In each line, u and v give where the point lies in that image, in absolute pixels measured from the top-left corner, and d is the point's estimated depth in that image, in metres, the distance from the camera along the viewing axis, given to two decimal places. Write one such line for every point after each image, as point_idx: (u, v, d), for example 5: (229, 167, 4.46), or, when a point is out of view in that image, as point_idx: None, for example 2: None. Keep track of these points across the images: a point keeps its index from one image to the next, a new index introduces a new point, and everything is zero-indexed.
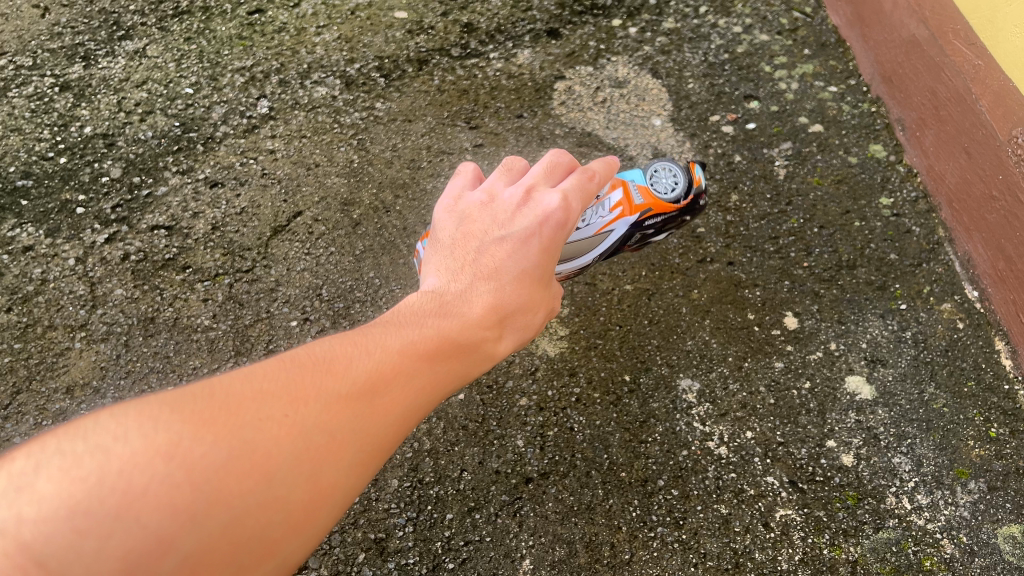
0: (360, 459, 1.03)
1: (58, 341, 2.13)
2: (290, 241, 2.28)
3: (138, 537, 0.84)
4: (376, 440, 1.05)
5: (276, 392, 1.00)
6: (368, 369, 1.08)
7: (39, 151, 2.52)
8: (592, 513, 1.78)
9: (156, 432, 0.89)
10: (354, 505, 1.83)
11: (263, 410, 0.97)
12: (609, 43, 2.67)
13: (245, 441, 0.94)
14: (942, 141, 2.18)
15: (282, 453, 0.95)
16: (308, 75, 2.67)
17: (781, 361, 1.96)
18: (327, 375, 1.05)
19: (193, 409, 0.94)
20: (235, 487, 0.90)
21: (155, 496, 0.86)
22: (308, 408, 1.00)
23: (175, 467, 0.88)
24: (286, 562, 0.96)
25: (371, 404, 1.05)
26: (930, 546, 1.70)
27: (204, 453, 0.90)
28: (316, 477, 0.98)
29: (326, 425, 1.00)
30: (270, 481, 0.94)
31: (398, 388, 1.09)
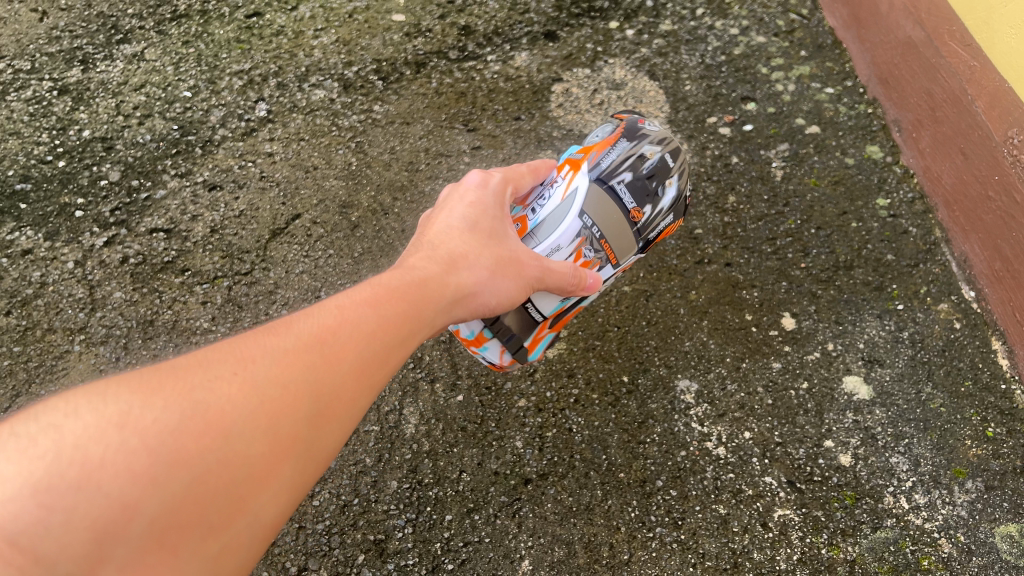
0: (319, 410, 1.06)
1: (58, 344, 2.13)
2: (289, 243, 2.28)
3: (100, 505, 0.88)
4: (332, 387, 1.08)
5: (221, 356, 1.04)
6: (313, 327, 1.12)
7: (38, 154, 2.52)
8: (591, 514, 1.78)
9: (105, 406, 0.94)
10: (354, 507, 1.84)
11: (210, 372, 1.01)
12: (606, 45, 2.68)
13: (197, 401, 0.98)
14: (939, 142, 2.19)
15: (237, 410, 0.99)
16: (306, 78, 2.68)
17: (779, 362, 1.97)
18: (271, 336, 1.09)
19: (140, 381, 0.99)
20: (193, 446, 0.94)
21: (112, 463, 0.90)
22: (255, 364, 1.04)
23: (128, 434, 0.92)
24: (263, 518, 0.99)
25: (320, 355, 1.09)
26: (928, 546, 1.70)
27: (155, 418, 0.95)
28: (276, 429, 1.01)
29: (276, 378, 1.04)
30: (229, 438, 0.97)
31: (346, 338, 1.13)
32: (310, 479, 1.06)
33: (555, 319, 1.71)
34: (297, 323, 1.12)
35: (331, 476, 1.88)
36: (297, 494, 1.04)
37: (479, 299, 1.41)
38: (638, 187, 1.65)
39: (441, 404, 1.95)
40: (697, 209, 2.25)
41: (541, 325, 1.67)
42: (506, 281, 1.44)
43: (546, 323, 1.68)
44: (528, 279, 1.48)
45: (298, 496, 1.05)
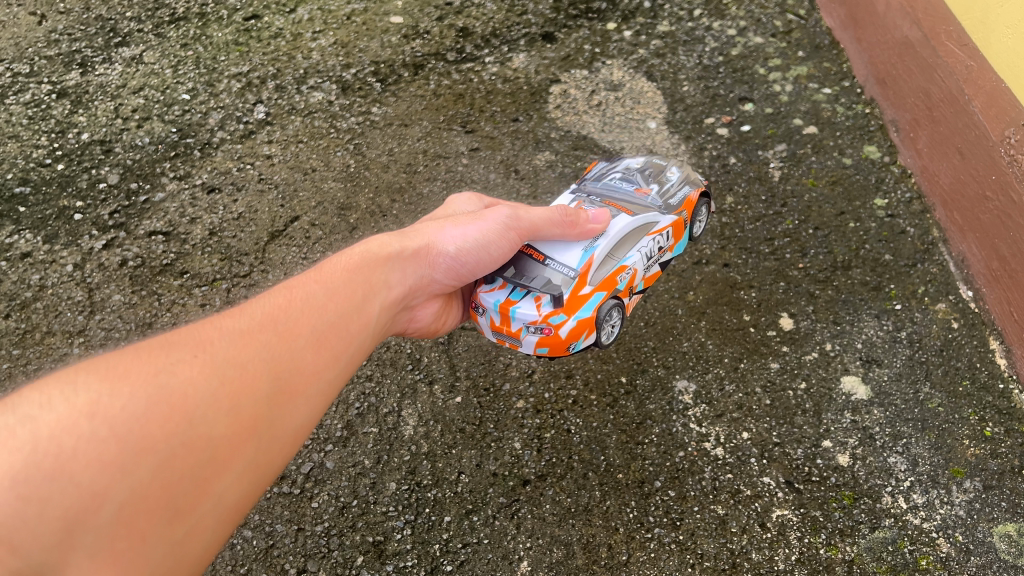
0: (277, 387, 1.12)
1: (56, 347, 2.12)
2: (287, 246, 2.27)
3: (73, 495, 0.89)
4: (284, 365, 1.15)
5: (178, 344, 1.09)
6: (261, 315, 1.20)
7: (37, 158, 2.53)
8: (589, 515, 1.77)
9: (76, 395, 0.96)
10: (353, 508, 1.84)
11: (171, 358, 1.05)
12: (604, 47, 2.68)
13: (161, 386, 1.01)
14: (936, 142, 2.19)
15: (199, 393, 1.03)
16: (305, 80, 2.68)
17: (776, 362, 1.97)
18: (223, 325, 1.15)
19: (104, 370, 1.01)
20: (158, 432, 0.97)
21: (84, 452, 0.91)
22: (213, 349, 1.09)
23: (98, 423, 0.94)
24: (226, 502, 1.02)
25: (273, 336, 1.17)
26: (926, 545, 1.69)
27: (123, 404, 0.97)
28: (236, 410, 1.05)
29: (234, 360, 1.09)
30: (192, 421, 1.00)
31: (291, 320, 1.21)
32: (272, 457, 1.10)
33: (598, 278, 1.71)
34: (248, 313, 1.20)
35: (329, 478, 1.89)
36: (259, 478, 1.08)
37: (438, 253, 1.57)
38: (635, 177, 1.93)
39: (440, 406, 1.96)
40: None
41: (581, 278, 1.67)
42: (465, 230, 1.59)
43: (585, 276, 1.68)
44: (496, 220, 1.61)
45: (261, 481, 1.08)
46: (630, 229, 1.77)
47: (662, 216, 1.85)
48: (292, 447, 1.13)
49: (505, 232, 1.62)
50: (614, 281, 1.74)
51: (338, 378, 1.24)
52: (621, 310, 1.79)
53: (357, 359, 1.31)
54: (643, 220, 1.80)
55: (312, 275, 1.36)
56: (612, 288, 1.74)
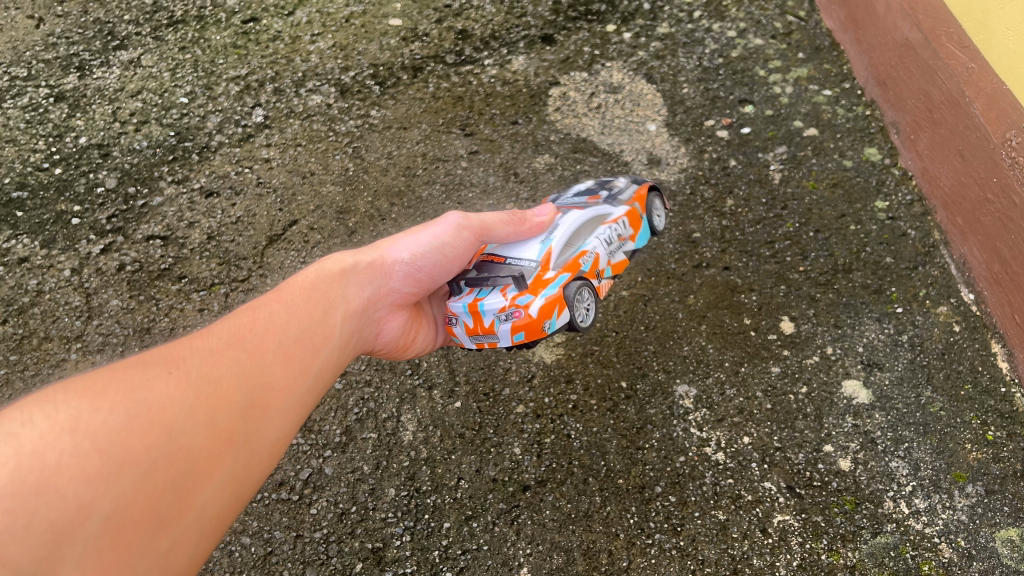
0: (252, 400, 1.12)
1: (54, 352, 2.11)
2: (286, 250, 2.26)
3: (59, 507, 0.87)
4: (257, 379, 1.15)
5: (151, 362, 1.08)
6: (229, 331, 1.20)
7: (35, 162, 2.52)
8: (590, 521, 1.76)
9: (56, 412, 0.95)
10: (352, 514, 1.83)
11: (146, 375, 1.05)
12: (604, 49, 2.68)
13: (138, 402, 1.00)
14: (936, 144, 2.19)
15: (177, 407, 1.02)
16: (303, 83, 2.67)
17: (778, 366, 1.96)
18: (194, 342, 1.15)
19: (82, 390, 1.00)
20: (139, 445, 0.96)
21: (68, 467, 0.90)
22: (187, 364, 1.09)
23: (80, 438, 0.93)
24: (210, 515, 1.01)
25: (243, 351, 1.17)
26: (928, 551, 1.68)
27: (103, 421, 0.96)
28: (214, 422, 1.05)
29: (207, 374, 1.09)
30: (171, 433, 1.00)
31: (260, 335, 1.22)
32: (252, 471, 1.08)
33: (560, 262, 1.71)
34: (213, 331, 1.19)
35: (328, 484, 1.88)
36: (241, 491, 1.06)
37: (392, 262, 1.58)
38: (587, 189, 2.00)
39: (439, 411, 1.95)
40: (695, 213, 2.25)
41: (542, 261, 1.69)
42: (416, 238, 1.62)
43: (546, 262, 1.69)
44: (448, 222, 1.66)
45: (243, 495, 1.07)
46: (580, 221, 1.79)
47: (614, 207, 1.89)
48: (270, 460, 1.12)
49: (460, 231, 1.66)
50: (578, 263, 1.74)
51: (311, 390, 1.24)
52: (593, 294, 1.77)
53: (328, 375, 1.31)
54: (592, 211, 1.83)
55: (273, 296, 1.35)
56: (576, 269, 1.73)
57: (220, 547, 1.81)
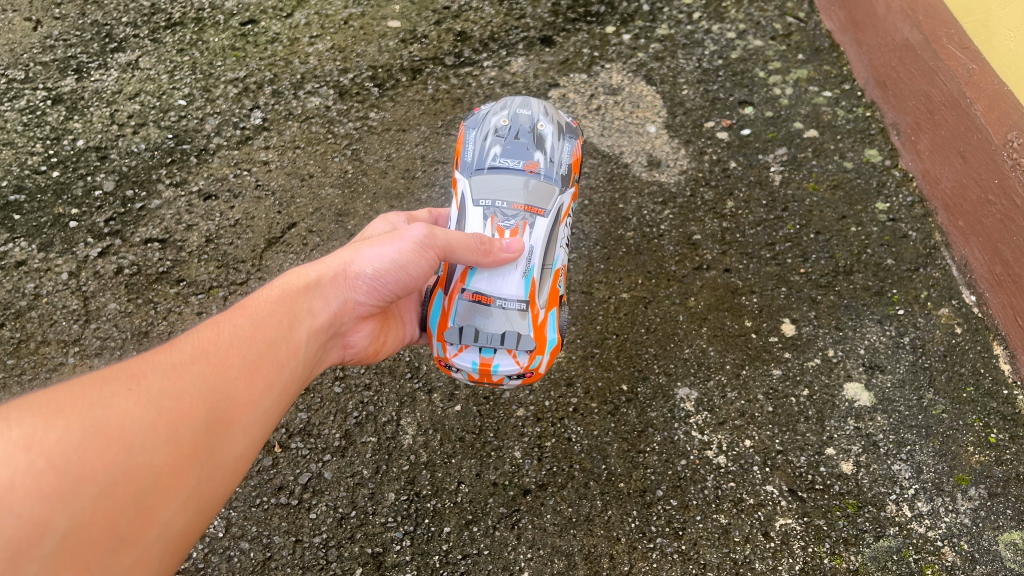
0: (215, 416, 1.15)
1: (52, 357, 2.10)
2: (284, 253, 2.26)
3: (14, 525, 0.91)
4: (221, 395, 1.18)
5: (111, 376, 1.11)
6: (194, 344, 1.22)
7: (32, 164, 2.51)
8: (591, 525, 1.75)
9: (11, 430, 0.98)
10: (351, 519, 1.82)
11: (106, 391, 1.08)
12: (603, 50, 2.67)
13: (96, 419, 1.03)
14: (937, 145, 2.18)
15: (135, 425, 1.06)
16: (302, 85, 2.67)
17: (779, 369, 1.95)
18: (156, 356, 1.17)
19: (40, 406, 1.03)
20: (97, 463, 1.00)
21: (22, 483, 0.93)
22: (147, 380, 1.12)
23: (35, 455, 0.96)
24: (167, 530, 1.07)
25: (209, 365, 1.19)
26: (931, 554, 1.68)
27: (60, 437, 0.99)
28: (175, 439, 1.09)
29: (169, 390, 1.12)
30: (130, 452, 1.04)
31: (226, 348, 1.24)
32: (212, 487, 1.14)
33: (544, 298, 1.65)
34: (180, 342, 1.21)
35: (328, 488, 1.86)
36: (201, 504, 1.12)
37: (355, 275, 1.53)
38: (514, 153, 1.74)
39: (439, 414, 1.94)
40: (695, 215, 2.25)
41: (532, 307, 1.62)
42: (383, 250, 1.55)
43: (534, 302, 1.62)
44: (412, 237, 1.56)
45: (203, 508, 1.13)
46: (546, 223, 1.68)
47: (562, 191, 1.74)
48: (232, 474, 1.18)
49: (422, 249, 1.56)
50: (554, 285, 1.68)
51: (275, 405, 1.27)
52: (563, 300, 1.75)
53: (293, 387, 1.34)
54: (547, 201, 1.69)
55: (239, 308, 1.35)
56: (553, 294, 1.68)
57: (219, 552, 1.80)
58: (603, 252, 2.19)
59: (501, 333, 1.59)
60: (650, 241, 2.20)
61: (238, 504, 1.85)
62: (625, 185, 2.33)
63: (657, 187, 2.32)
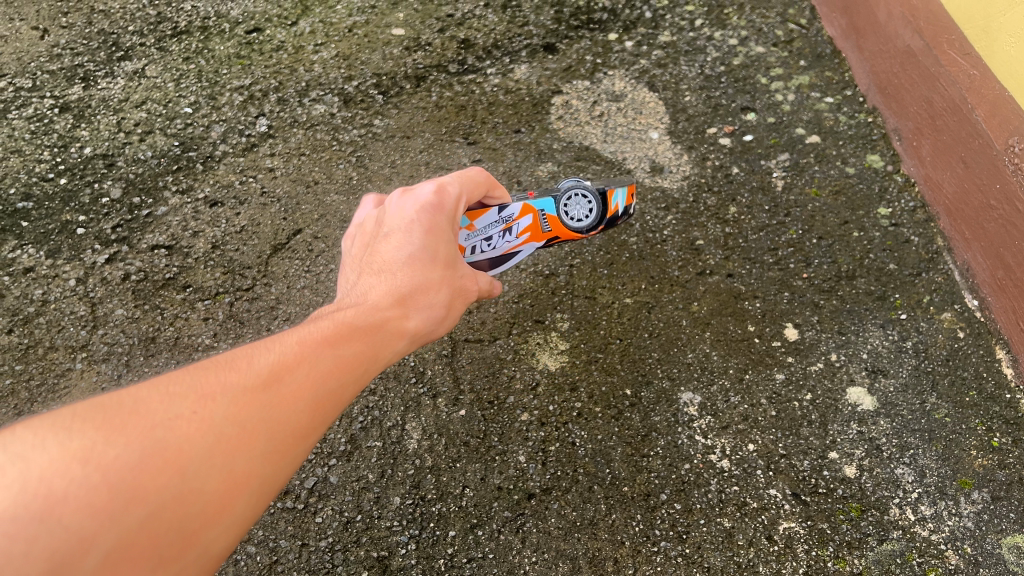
0: (275, 447, 1.05)
1: (60, 362, 2.11)
2: (290, 258, 2.27)
3: (61, 537, 0.87)
4: (288, 426, 1.07)
5: (180, 393, 1.03)
6: (269, 364, 1.10)
7: (40, 172, 2.52)
8: (595, 529, 1.76)
9: (69, 439, 0.93)
10: (357, 523, 1.82)
11: (170, 410, 1.01)
12: (606, 57, 2.69)
13: (157, 439, 0.97)
14: (938, 151, 2.19)
15: (194, 451, 0.99)
16: (307, 93, 2.69)
17: (782, 373, 1.96)
18: (228, 372, 1.08)
19: (102, 417, 0.97)
20: (150, 483, 0.94)
21: (76, 498, 0.89)
22: (215, 403, 1.03)
23: (92, 469, 0.91)
24: (211, 554, 0.98)
25: (278, 395, 1.07)
26: (934, 558, 1.68)
27: (119, 455, 0.94)
28: (229, 466, 1.01)
29: (233, 417, 1.03)
30: (184, 475, 0.97)
31: (302, 376, 1.11)
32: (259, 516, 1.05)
33: None
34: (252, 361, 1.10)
35: (333, 492, 1.87)
36: (247, 530, 1.04)
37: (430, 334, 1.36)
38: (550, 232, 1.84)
39: (443, 419, 1.95)
40: (698, 220, 2.26)
41: None
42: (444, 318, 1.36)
43: None
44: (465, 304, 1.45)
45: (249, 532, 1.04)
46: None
47: None
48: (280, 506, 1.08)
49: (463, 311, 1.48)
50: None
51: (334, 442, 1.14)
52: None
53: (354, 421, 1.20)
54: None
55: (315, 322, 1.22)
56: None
57: (226, 556, 1.80)
58: (606, 257, 2.20)
59: None
60: (653, 247, 2.21)
61: None
62: None
63: (660, 193, 2.33)
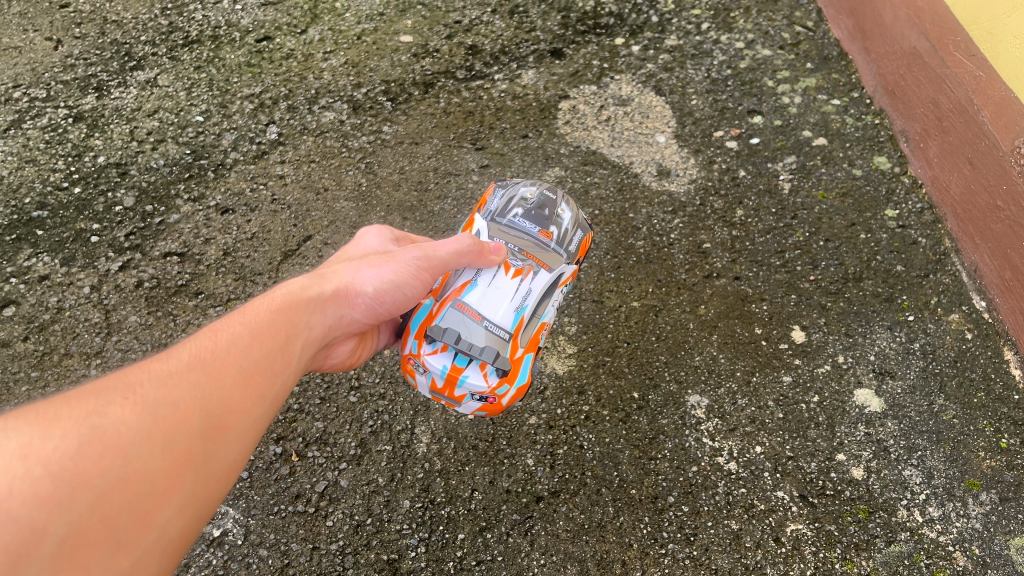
0: (209, 424, 1.10)
1: (74, 369, 2.13)
2: (300, 265, 2.30)
3: (13, 530, 0.85)
4: (219, 403, 1.13)
5: (108, 384, 1.06)
6: (190, 352, 1.16)
7: (54, 181, 2.55)
8: (603, 531, 1.77)
9: (6, 439, 0.92)
10: (367, 526, 1.83)
11: (102, 399, 1.03)
12: (613, 62, 2.70)
13: (94, 426, 0.98)
14: (946, 152, 2.20)
15: (133, 432, 1.01)
16: (316, 100, 2.72)
17: (789, 376, 1.97)
18: (152, 362, 1.12)
19: (35, 414, 0.97)
20: (93, 468, 0.95)
21: (21, 491, 0.88)
22: (144, 388, 1.06)
23: (33, 463, 0.91)
24: (165, 533, 1.02)
25: (204, 376, 1.13)
26: (942, 559, 1.68)
27: (58, 445, 0.94)
28: (170, 445, 1.04)
29: (166, 398, 1.07)
30: (127, 457, 0.99)
31: (224, 356, 1.18)
32: (208, 491, 1.09)
33: (524, 340, 1.66)
34: (174, 351, 1.15)
35: (343, 496, 1.88)
36: (197, 505, 1.08)
37: (356, 292, 1.50)
38: (534, 219, 1.77)
39: (453, 423, 1.97)
40: (705, 223, 2.27)
41: (512, 339, 1.62)
42: (380, 269, 1.53)
43: (516, 338, 1.63)
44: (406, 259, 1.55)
45: (200, 506, 1.08)
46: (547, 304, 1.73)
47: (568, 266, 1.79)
48: (225, 481, 1.13)
49: (415, 264, 1.55)
50: (538, 338, 1.71)
51: (264, 417, 1.21)
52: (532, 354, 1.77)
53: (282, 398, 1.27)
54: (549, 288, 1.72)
55: (230, 319, 1.27)
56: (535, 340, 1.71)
57: (238, 560, 1.82)
58: (613, 261, 2.21)
59: (485, 346, 1.57)
60: (660, 250, 2.22)
61: (258, 512, 1.87)
62: (635, 196, 2.35)
63: (667, 196, 2.34)
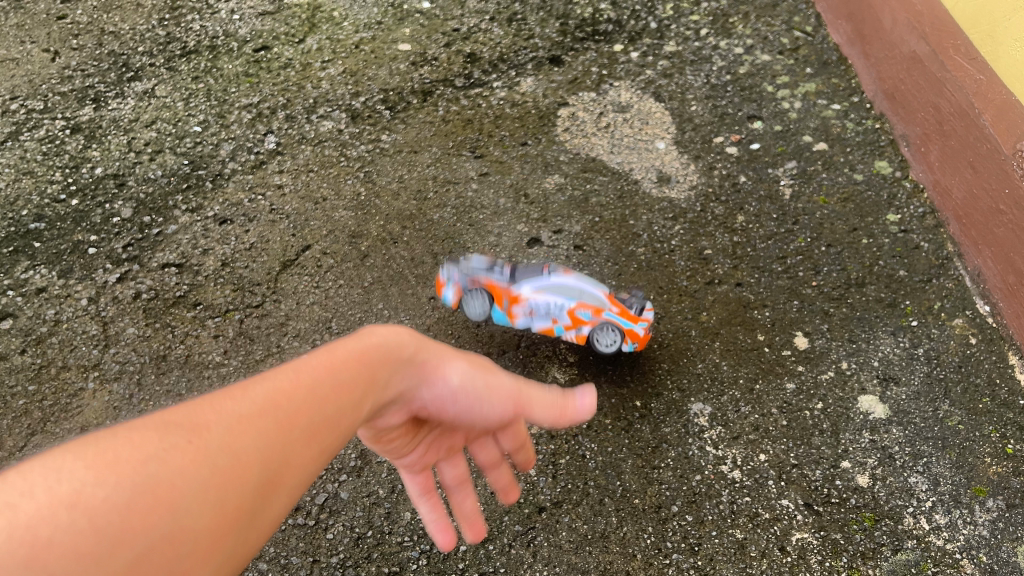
0: (270, 479, 0.77)
1: (73, 382, 2.09)
2: (299, 274, 2.27)
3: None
4: (293, 462, 0.80)
5: (160, 427, 0.74)
6: (264, 389, 0.81)
7: (52, 193, 2.53)
8: (607, 542, 1.74)
9: (58, 481, 0.66)
10: (367, 539, 1.81)
11: (160, 442, 0.72)
12: (611, 69, 2.70)
13: (147, 475, 0.69)
14: (947, 157, 2.19)
15: (185, 484, 0.70)
16: (314, 110, 2.71)
17: (793, 383, 1.95)
18: (226, 399, 0.79)
19: (97, 450, 0.70)
20: (138, 525, 0.66)
21: (63, 545, 0.62)
22: (210, 433, 0.75)
23: (79, 513, 0.64)
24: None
25: (275, 423, 0.79)
26: (949, 567, 1.66)
27: (109, 495, 0.66)
28: (222, 503, 0.72)
29: (232, 446, 0.75)
30: (175, 513, 0.69)
31: (304, 398, 0.83)
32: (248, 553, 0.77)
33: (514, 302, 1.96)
34: (220, 422, 0.76)
35: (343, 508, 1.86)
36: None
37: (437, 380, 1.05)
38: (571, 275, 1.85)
39: None
40: (705, 230, 2.26)
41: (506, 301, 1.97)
42: (478, 373, 1.07)
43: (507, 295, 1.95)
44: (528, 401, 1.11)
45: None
46: (564, 276, 1.92)
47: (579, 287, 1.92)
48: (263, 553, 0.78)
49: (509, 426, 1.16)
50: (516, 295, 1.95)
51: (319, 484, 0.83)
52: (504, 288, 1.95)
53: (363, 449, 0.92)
54: (553, 293, 1.91)
55: (308, 364, 0.87)
56: (580, 330, 1.94)
57: None
58: (615, 268, 2.21)
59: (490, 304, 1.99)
60: (661, 257, 2.21)
61: None
62: (636, 202, 2.34)
63: (667, 203, 2.33)
